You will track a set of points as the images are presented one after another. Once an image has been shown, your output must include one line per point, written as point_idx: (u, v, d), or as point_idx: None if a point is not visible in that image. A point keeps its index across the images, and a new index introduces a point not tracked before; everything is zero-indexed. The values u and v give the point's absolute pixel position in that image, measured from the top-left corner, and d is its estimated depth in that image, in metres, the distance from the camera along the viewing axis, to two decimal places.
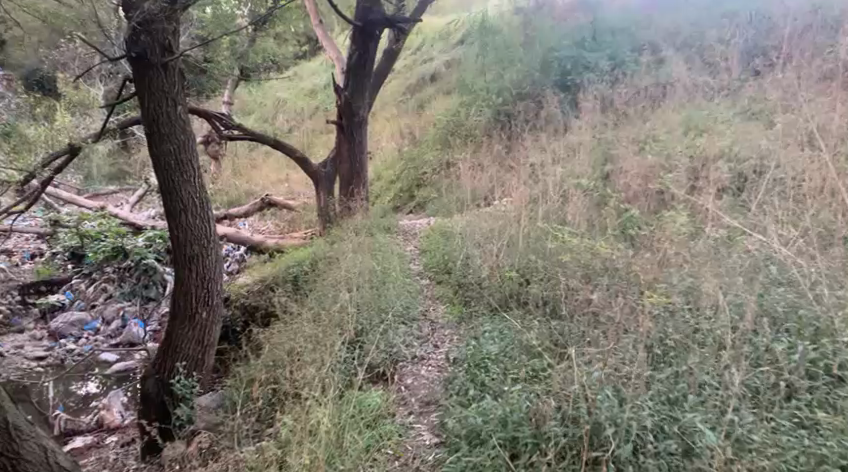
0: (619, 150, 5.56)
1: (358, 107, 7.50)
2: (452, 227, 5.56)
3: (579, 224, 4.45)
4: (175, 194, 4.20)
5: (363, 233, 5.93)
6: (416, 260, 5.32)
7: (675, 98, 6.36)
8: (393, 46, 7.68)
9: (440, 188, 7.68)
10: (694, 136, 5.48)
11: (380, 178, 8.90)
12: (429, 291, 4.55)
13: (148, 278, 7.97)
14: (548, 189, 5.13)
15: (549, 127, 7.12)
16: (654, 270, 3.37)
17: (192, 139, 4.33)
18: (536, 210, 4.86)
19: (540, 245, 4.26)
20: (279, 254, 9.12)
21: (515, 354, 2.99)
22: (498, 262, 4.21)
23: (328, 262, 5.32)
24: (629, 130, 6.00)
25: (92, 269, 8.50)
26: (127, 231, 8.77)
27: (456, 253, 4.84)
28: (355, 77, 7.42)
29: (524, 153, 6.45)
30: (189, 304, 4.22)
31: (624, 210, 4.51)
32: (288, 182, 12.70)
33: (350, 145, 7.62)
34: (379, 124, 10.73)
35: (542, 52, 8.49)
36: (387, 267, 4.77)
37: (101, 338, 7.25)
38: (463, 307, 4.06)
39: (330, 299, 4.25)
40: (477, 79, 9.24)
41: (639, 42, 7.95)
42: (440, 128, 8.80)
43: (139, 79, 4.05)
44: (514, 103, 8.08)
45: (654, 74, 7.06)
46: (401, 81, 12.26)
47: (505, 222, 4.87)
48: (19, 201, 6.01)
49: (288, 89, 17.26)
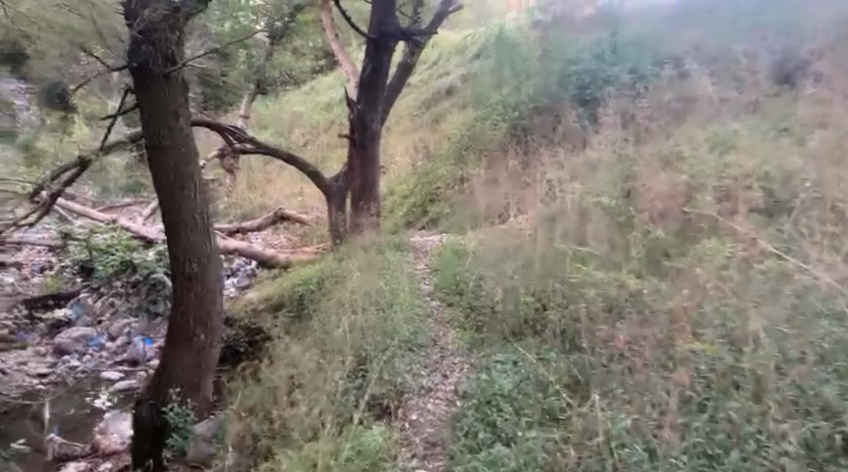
0: (642, 166, 5.28)
1: (370, 121, 7.34)
2: (465, 246, 5.32)
3: (599, 245, 4.18)
4: (176, 210, 4.04)
5: (371, 251, 5.70)
6: (426, 279, 5.06)
7: (701, 113, 6.05)
8: (407, 60, 7.50)
9: (454, 203, 7.44)
10: (722, 152, 5.17)
11: (393, 193, 8.69)
12: (439, 313, 4.28)
13: (156, 293, 7.85)
14: (567, 208, 4.87)
15: (567, 142, 6.87)
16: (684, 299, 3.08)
17: (195, 153, 4.16)
18: (553, 229, 4.61)
19: (558, 267, 3.98)
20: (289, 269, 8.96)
21: (530, 391, 2.74)
22: (512, 284, 3.95)
23: (335, 280, 5.10)
24: (651, 146, 5.73)
25: (102, 284, 8.60)
26: (138, 245, 8.72)
27: (468, 274, 4.58)
28: (368, 90, 7.24)
29: (541, 169, 6.22)
30: (187, 326, 4.02)
31: (649, 230, 4.22)
32: (301, 195, 12.57)
33: (361, 159, 7.44)
34: (394, 138, 10.58)
35: (560, 66, 8.26)
36: (395, 287, 4.53)
37: (105, 355, 7.20)
38: (474, 332, 3.79)
39: (333, 322, 4.02)
40: (494, 93, 9.03)
41: (662, 55, 7.67)
42: (455, 143, 8.59)
43: (141, 90, 3.90)
44: (531, 118, 7.84)
45: (678, 88, 6.77)
46: (416, 95, 12.13)
47: (521, 242, 4.60)
48: (32, 211, 5.81)
49: (304, 103, 17.29)
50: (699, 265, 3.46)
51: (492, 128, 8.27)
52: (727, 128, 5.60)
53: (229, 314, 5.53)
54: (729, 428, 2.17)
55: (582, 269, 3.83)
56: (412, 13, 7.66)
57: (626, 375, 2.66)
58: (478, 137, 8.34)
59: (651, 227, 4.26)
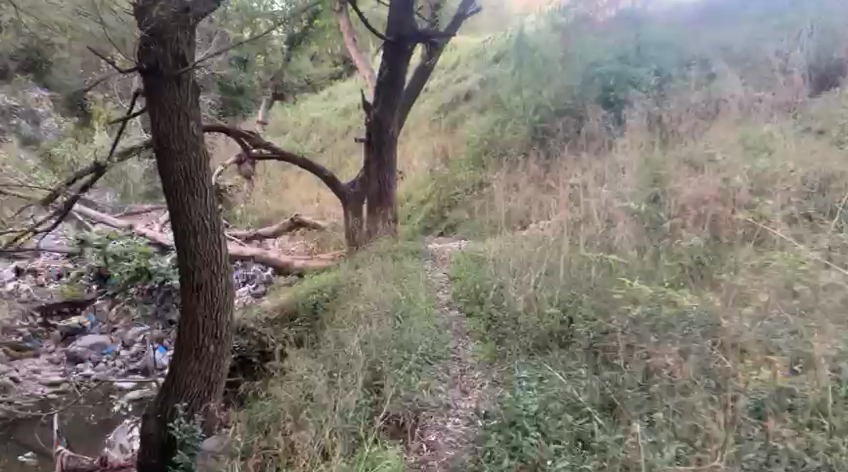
0: (671, 169, 5.03)
1: (387, 125, 7.19)
2: (485, 253, 5.13)
3: (628, 252, 3.96)
4: (185, 216, 3.91)
5: (387, 258, 5.53)
6: (444, 288, 4.87)
7: (732, 113, 5.78)
8: (426, 63, 7.34)
9: (473, 209, 7.25)
10: (757, 153, 4.90)
11: (411, 198, 8.54)
12: (458, 323, 4.08)
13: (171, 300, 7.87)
14: (592, 212, 4.65)
15: (590, 145, 6.64)
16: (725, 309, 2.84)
17: (206, 157, 4.04)
18: (578, 236, 4.40)
19: (585, 275, 3.76)
20: (305, 276, 8.86)
21: (558, 411, 2.54)
22: (535, 293, 3.75)
23: (350, 289, 4.94)
24: (680, 148, 5.48)
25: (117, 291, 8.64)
26: (153, 251, 8.71)
27: (487, 282, 4.39)
28: (385, 93, 7.09)
29: (563, 173, 6.00)
30: (196, 338, 3.90)
31: (681, 235, 3.98)
32: (318, 201, 12.50)
33: (378, 164, 7.30)
34: (411, 143, 10.44)
35: (581, 68, 8.04)
36: (412, 296, 4.34)
37: (120, 363, 7.25)
38: (495, 344, 3.58)
39: (348, 332, 3.86)
40: (513, 96, 8.84)
41: (688, 55, 7.41)
42: (473, 147, 8.41)
43: (151, 92, 3.79)
44: (551, 121, 7.63)
45: (706, 88, 6.50)
46: (434, 99, 11.98)
47: (545, 249, 4.39)
48: (51, 215, 5.65)
49: (322, 109, 17.26)
50: (739, 273, 3.22)
51: (511, 132, 8.08)
52: (760, 128, 5.32)
53: (241, 321, 5.41)
54: (785, 458, 1.95)
55: (610, 278, 3.61)
56: (431, 16, 7.51)
57: (664, 394, 2.45)
58: (498, 141, 8.14)
59: (683, 232, 4.02)
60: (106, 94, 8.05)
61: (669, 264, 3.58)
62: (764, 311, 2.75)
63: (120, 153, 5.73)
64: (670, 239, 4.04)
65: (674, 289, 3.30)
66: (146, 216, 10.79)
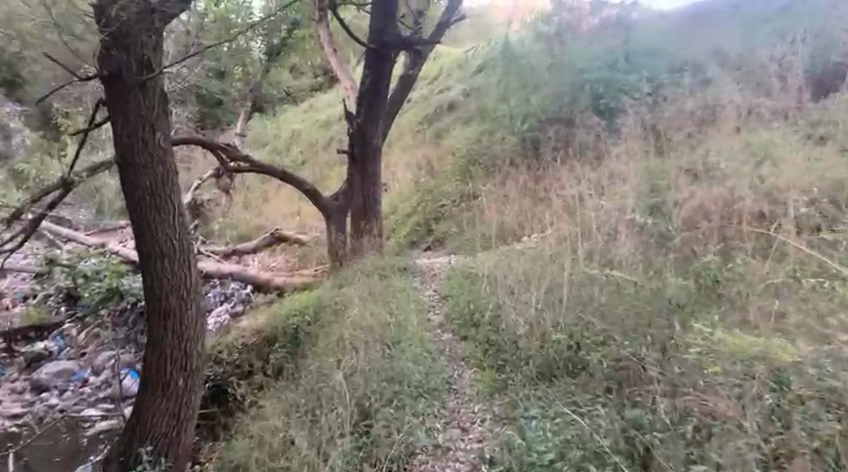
0: (670, 179, 4.82)
1: (371, 135, 6.89)
2: (478, 269, 4.83)
3: (635, 268, 3.70)
4: (151, 236, 3.55)
5: (374, 276, 5.20)
6: (436, 308, 4.55)
7: (728, 120, 5.62)
8: (410, 72, 7.06)
9: (461, 221, 6.98)
10: (759, 161, 4.71)
11: (396, 211, 8.24)
12: (452, 348, 3.75)
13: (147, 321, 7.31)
14: (591, 224, 4.39)
15: (582, 154, 6.42)
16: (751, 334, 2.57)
17: (175, 171, 3.68)
18: (578, 250, 4.14)
19: (589, 295, 3.48)
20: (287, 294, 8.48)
21: (579, 462, 2.22)
22: (537, 316, 3.45)
23: (334, 311, 4.58)
24: (678, 156, 5.28)
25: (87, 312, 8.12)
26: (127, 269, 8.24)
27: (483, 303, 4.08)
28: (368, 103, 6.79)
29: (557, 184, 5.75)
30: (162, 371, 3.50)
31: (690, 250, 3.74)
32: (299, 215, 12.12)
33: (362, 175, 6.98)
34: (395, 154, 10.15)
35: (570, 76, 7.86)
36: (402, 319, 4.01)
37: (88, 391, 6.79)
38: (495, 372, 3.26)
39: (332, 362, 3.51)
40: (500, 104, 8.63)
41: (677, 63, 7.29)
42: (460, 157, 8.16)
43: (113, 102, 3.44)
44: (540, 130, 7.42)
45: (698, 95, 6.35)
46: (418, 110, 11.74)
47: (544, 266, 4.09)
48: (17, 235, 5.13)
49: (302, 120, 16.92)
50: (760, 292, 2.96)
51: (499, 143, 7.84)
52: (760, 135, 5.14)
53: (216, 346, 5.04)
54: None
55: (619, 298, 3.34)
56: (414, 23, 7.25)
57: (703, 439, 2.13)
58: (485, 151, 7.90)
59: (692, 246, 3.77)
60: (75, 106, 7.63)
61: (680, 281, 3.32)
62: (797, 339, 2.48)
63: (90, 168, 5.30)
64: (678, 252, 3.78)
65: (690, 310, 3.02)
66: (119, 233, 10.27)
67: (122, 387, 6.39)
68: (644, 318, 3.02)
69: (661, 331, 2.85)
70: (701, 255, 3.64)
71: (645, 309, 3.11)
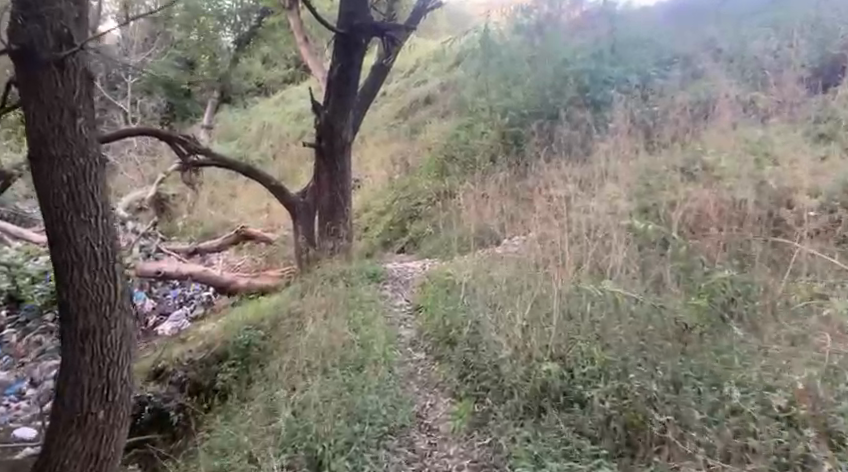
0: (666, 183, 4.44)
1: (341, 127, 6.34)
2: (455, 276, 4.35)
3: (630, 283, 3.29)
4: (66, 243, 2.91)
5: (338, 284, 4.68)
6: (407, 322, 4.05)
7: (723, 117, 5.27)
8: (384, 61, 6.52)
9: (437, 221, 6.51)
10: (759, 160, 4.36)
11: (368, 209, 7.73)
12: (424, 371, 3.25)
13: None
14: (581, 229, 3.96)
15: (567, 151, 6.01)
16: (784, 378, 2.17)
17: (101, 166, 3.06)
18: (567, 260, 3.70)
19: (581, 313, 3.03)
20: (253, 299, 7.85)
21: None
22: (524, 337, 2.96)
23: (291, 325, 4.04)
24: (670, 155, 4.91)
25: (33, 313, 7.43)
26: None
27: (459, 317, 3.60)
28: (337, 93, 6.24)
29: (540, 183, 5.31)
30: (79, 403, 2.93)
31: (691, 264, 3.35)
32: (267, 211, 11.47)
33: (331, 172, 6.44)
34: (368, 148, 9.61)
35: (553, 68, 7.42)
36: (367, 337, 3.51)
37: (24, 406, 5.97)
38: (473, 404, 2.78)
39: (283, 392, 3.00)
40: (479, 98, 8.17)
41: (668, 57, 6.91)
42: (436, 153, 7.67)
43: (22, 80, 2.80)
44: (522, 125, 6.98)
45: (690, 91, 6.01)
46: (393, 103, 11.20)
47: (530, 276, 3.63)
48: None
49: (274, 112, 16.18)
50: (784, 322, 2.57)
51: (478, 138, 7.37)
52: (758, 132, 4.80)
53: (159, 362, 4.43)
54: None
55: (617, 317, 2.90)
56: (388, 9, 6.70)
57: None
58: (463, 146, 7.43)
59: (694, 259, 3.39)
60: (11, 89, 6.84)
61: (688, 301, 2.91)
62: (840, 387, 2.09)
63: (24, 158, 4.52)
64: (680, 264, 3.39)
65: (701, 338, 2.61)
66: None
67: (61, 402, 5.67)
68: (649, 345, 2.59)
69: (669, 364, 2.42)
70: (708, 272, 3.26)
71: (649, 334, 2.68)
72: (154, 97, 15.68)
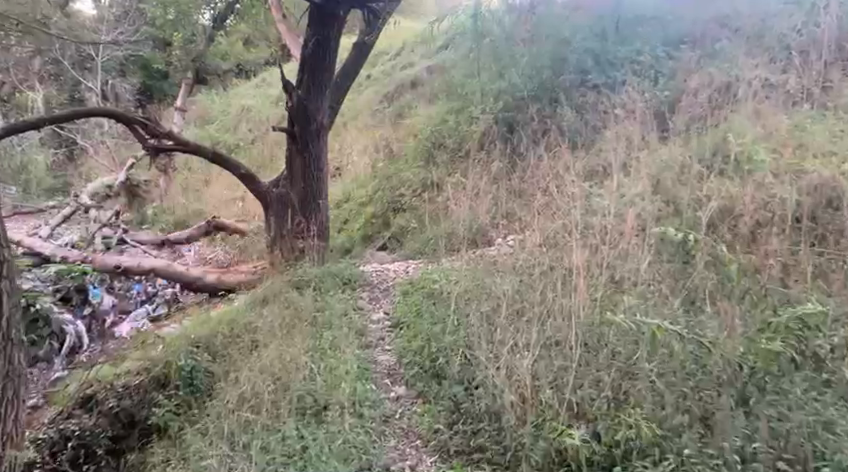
0: (688, 178, 3.83)
1: (315, 111, 5.59)
2: (443, 289, 3.73)
3: (664, 312, 2.69)
4: None
5: (308, 293, 4.02)
6: (385, 340, 3.42)
7: (747, 102, 4.66)
8: (365, 39, 5.78)
9: (423, 215, 5.85)
10: (794, 151, 3.77)
11: (348, 200, 7.02)
12: (405, 413, 2.65)
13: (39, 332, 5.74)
14: (597, 231, 3.34)
15: (571, 140, 5.36)
16: None
17: None
18: (589, 275, 3.05)
19: (606, 355, 2.44)
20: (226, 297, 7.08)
21: None
22: (532, 383, 2.35)
23: (247, 346, 3.38)
24: (693, 145, 4.29)
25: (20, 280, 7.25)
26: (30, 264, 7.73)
27: (448, 342, 2.97)
28: (312, 73, 5.49)
29: (542, 176, 4.64)
30: None
31: (730, 281, 2.80)
32: (241, 199, 10.62)
33: (304, 160, 5.69)
34: (351, 134, 8.86)
35: (551, 47, 6.76)
36: (334, 368, 2.88)
37: None
38: (467, 469, 2.17)
39: (221, 449, 2.35)
40: (470, 80, 7.47)
41: (675, 38, 6.29)
42: (422, 140, 6.98)
43: None
44: (518, 110, 6.29)
45: (706, 73, 5.38)
46: (376, 87, 10.43)
47: (534, 296, 3.06)
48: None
49: (252, 95, 15.27)
50: None
51: (468, 123, 6.67)
52: (787, 120, 4.21)
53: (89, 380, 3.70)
54: None
55: (650, 352, 2.35)
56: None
57: None
58: (453, 132, 6.72)
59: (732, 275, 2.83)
60: None
61: (736, 337, 2.38)
62: None
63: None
64: (726, 284, 2.79)
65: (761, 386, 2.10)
66: (50, 239, 9.51)
67: (54, 382, 5.14)
68: (700, 410, 2.07)
69: (729, 442, 1.90)
70: (753, 291, 2.70)
71: (698, 385, 2.18)
72: (126, 78, 14.71)
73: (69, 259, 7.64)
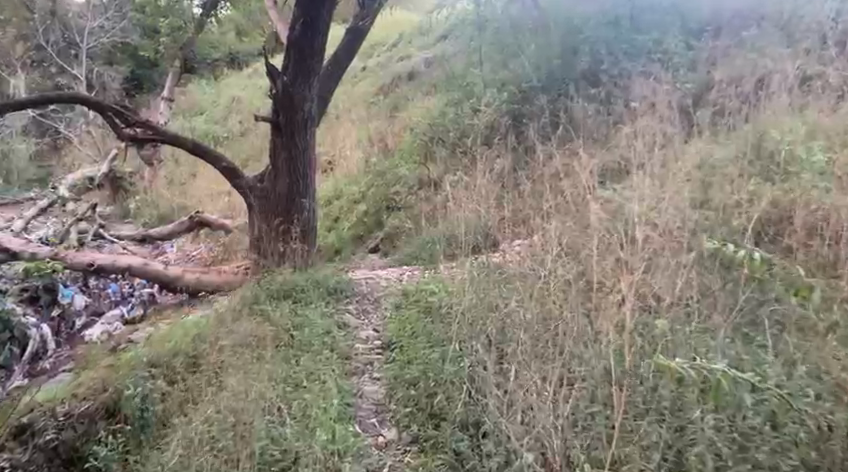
0: (725, 182, 3.37)
1: (303, 99, 5.06)
2: (444, 304, 3.24)
3: (717, 347, 2.22)
4: None
5: (286, 304, 3.51)
6: (374, 365, 2.92)
7: (781, 95, 4.20)
8: (361, 23, 5.41)
9: (420, 215, 5.36)
10: (843, 151, 3.32)
11: (340, 196, 6.47)
12: (398, 466, 2.15)
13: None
14: (629, 239, 2.85)
15: (585, 134, 4.86)
16: None
17: None
18: (616, 296, 2.60)
19: (649, 413, 2.02)
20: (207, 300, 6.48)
21: None
22: (562, 446, 1.90)
23: (211, 370, 2.86)
24: (724, 145, 3.82)
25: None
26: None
27: (448, 373, 2.50)
28: (299, 57, 4.93)
29: (555, 176, 4.15)
30: None
31: (778, 313, 2.44)
32: (228, 194, 9.98)
33: (291, 154, 5.15)
34: (344, 127, 8.33)
35: (560, 37, 6.28)
36: (309, 405, 2.38)
37: None
38: None
39: None
40: (472, 70, 6.97)
41: (695, 28, 5.81)
42: (419, 134, 6.46)
43: None
44: (525, 102, 5.80)
45: (731, 66, 4.92)
46: (372, 78, 9.90)
47: (556, 321, 2.58)
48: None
49: (243, 85, 14.66)
50: None
51: (470, 116, 6.17)
52: (831, 116, 3.75)
53: (33, 402, 3.16)
54: None
55: (703, 399, 1.96)
56: None
57: None
58: (453, 125, 6.21)
59: (783, 306, 2.45)
60: None
61: (806, 383, 1.97)
62: None
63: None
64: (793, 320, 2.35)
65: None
66: (22, 233, 8.86)
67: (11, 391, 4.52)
68: None
69: None
70: (814, 322, 2.30)
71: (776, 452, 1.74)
72: (112, 66, 14.06)
73: (38, 256, 6.73)
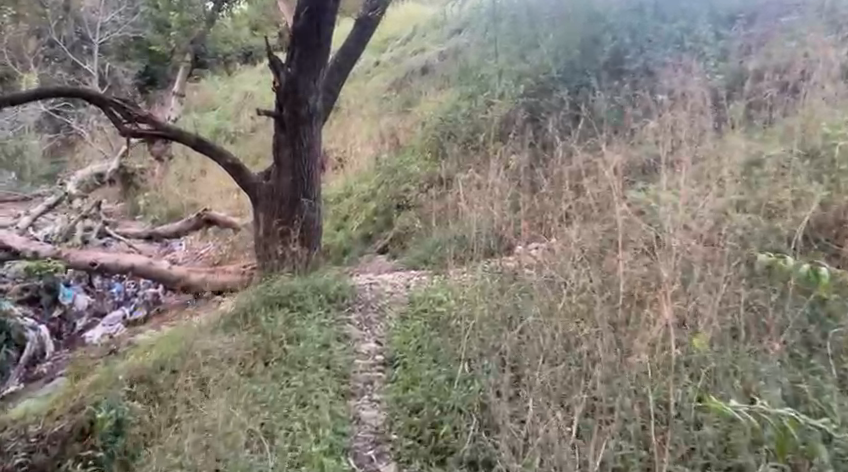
0: (769, 181, 3.00)
1: (307, 92, 4.76)
2: (452, 316, 2.93)
3: (772, 377, 1.89)
4: None
5: (280, 314, 3.23)
6: (372, 385, 2.62)
7: (826, 86, 3.81)
8: (370, 14, 5.11)
9: (430, 215, 5.05)
10: None
11: (349, 194, 6.19)
12: None
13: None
14: (662, 245, 2.52)
15: (609, 129, 4.51)
16: None
17: None
18: (652, 312, 2.27)
19: (692, 455, 1.71)
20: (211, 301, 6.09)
21: None
22: None
23: (194, 391, 2.58)
24: (765, 141, 3.46)
25: None
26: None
27: (455, 400, 2.19)
28: (304, 47, 4.63)
29: (577, 175, 3.82)
30: None
31: (836, 334, 2.11)
32: (236, 192, 9.70)
33: (295, 150, 4.86)
34: (354, 123, 8.06)
35: (581, 28, 5.91)
36: (295, 439, 2.09)
37: None
38: None
39: None
40: (486, 63, 6.64)
41: (727, 15, 5.40)
42: (430, 129, 6.15)
43: None
44: (542, 96, 5.46)
45: (768, 55, 4.52)
46: (385, 73, 9.60)
47: (580, 340, 2.27)
48: None
49: (254, 81, 14.46)
50: None
51: (485, 110, 5.83)
52: None
53: (10, 417, 2.93)
54: None
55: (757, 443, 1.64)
56: None
57: None
58: (467, 120, 5.88)
59: (844, 325, 2.10)
60: None
61: None
62: None
63: None
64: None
65: None
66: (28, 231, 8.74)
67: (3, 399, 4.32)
68: None
69: None
70: None
71: None
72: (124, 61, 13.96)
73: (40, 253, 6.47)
